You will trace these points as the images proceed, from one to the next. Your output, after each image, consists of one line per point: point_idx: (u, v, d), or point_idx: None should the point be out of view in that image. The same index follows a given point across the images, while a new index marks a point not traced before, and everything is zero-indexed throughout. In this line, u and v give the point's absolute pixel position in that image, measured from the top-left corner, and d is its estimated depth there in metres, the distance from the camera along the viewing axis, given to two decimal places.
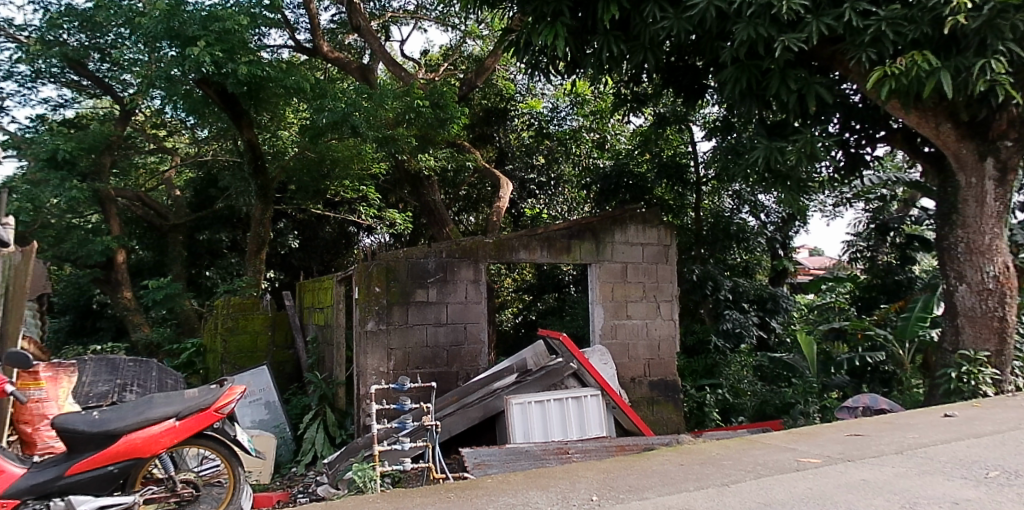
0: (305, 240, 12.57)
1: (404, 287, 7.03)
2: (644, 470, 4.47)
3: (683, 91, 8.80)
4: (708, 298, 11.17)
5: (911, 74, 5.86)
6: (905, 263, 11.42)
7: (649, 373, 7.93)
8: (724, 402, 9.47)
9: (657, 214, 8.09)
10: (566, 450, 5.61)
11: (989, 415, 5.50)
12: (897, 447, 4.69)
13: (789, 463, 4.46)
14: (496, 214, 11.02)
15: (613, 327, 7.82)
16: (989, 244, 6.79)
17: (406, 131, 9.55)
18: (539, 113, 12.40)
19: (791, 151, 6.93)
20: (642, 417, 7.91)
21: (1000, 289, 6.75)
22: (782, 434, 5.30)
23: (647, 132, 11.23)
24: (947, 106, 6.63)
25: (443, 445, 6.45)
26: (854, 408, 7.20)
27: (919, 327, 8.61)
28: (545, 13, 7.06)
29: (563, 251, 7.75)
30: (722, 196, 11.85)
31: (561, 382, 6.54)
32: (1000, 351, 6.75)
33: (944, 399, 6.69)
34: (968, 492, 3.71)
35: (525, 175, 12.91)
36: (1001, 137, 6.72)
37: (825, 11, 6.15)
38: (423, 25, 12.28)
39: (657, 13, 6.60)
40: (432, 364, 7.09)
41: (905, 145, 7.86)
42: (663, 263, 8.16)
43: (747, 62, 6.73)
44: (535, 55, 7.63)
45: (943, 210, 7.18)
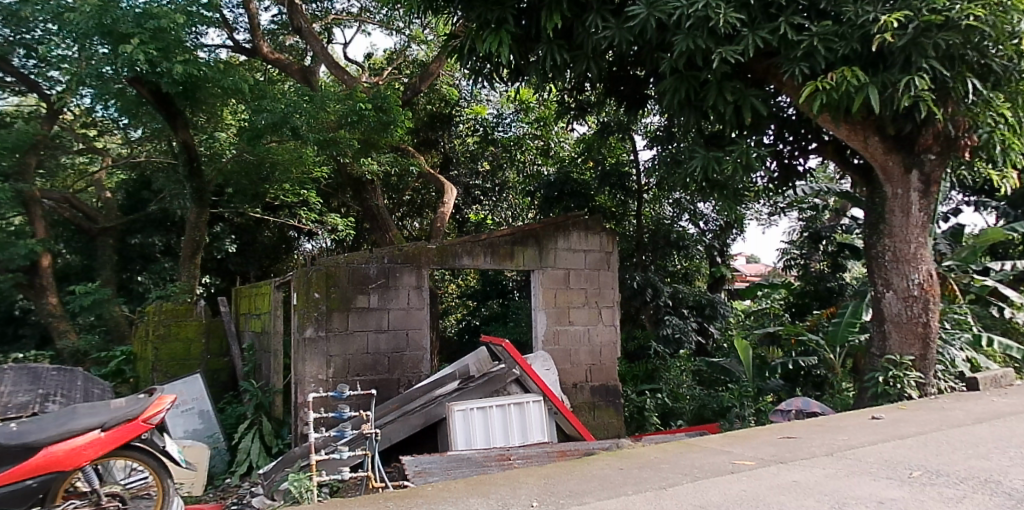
0: (243, 245, 12.14)
1: (344, 293, 6.93)
2: (584, 475, 4.50)
3: (625, 100, 8.92)
4: (648, 304, 11.37)
5: (841, 89, 6.08)
6: (836, 271, 11.82)
7: (590, 378, 8.00)
8: (663, 407, 9.64)
9: (599, 221, 8.21)
10: (509, 457, 5.58)
11: (913, 417, 5.73)
12: (827, 449, 4.84)
13: (724, 466, 4.55)
14: (440, 219, 10.98)
15: (555, 333, 7.86)
16: (915, 252, 7.06)
17: (349, 133, 9.37)
18: (485, 119, 12.39)
19: (728, 161, 7.12)
20: (584, 422, 7.97)
21: (924, 295, 7.03)
22: (719, 437, 5.41)
23: (591, 140, 11.50)
24: (874, 121, 6.94)
25: (383, 453, 6.38)
26: (788, 411, 7.40)
27: (850, 332, 8.83)
28: (489, 20, 7.06)
29: (507, 257, 7.75)
30: (663, 204, 12.09)
31: (504, 388, 6.53)
32: (924, 356, 7.01)
33: (872, 402, 6.94)
34: (893, 492, 3.85)
35: (470, 181, 12.91)
36: (926, 150, 7.00)
37: (761, 25, 6.35)
38: (367, 29, 12.18)
39: (599, 22, 6.70)
40: (373, 371, 7.01)
41: (836, 157, 8.06)
42: (605, 270, 8.25)
43: (686, 72, 6.89)
44: (479, 61, 7.64)
45: (872, 219, 7.45)
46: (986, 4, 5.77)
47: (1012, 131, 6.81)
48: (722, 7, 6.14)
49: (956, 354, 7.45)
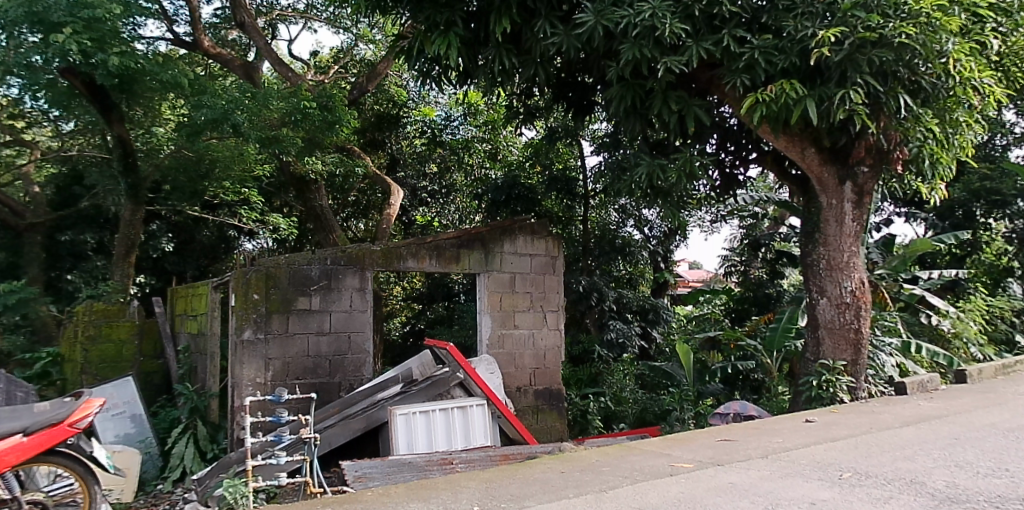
0: (180, 244, 11.72)
1: (285, 295, 6.80)
2: (526, 479, 4.51)
3: (572, 106, 9.00)
4: (593, 308, 11.49)
5: (781, 101, 6.26)
6: (774, 277, 12.18)
7: (534, 382, 8.03)
8: (606, 410, 9.73)
9: (545, 225, 8.23)
10: (451, 461, 5.52)
11: (844, 420, 5.92)
12: (763, 451, 4.95)
13: (663, 468, 4.62)
14: (386, 221, 10.89)
15: (500, 337, 7.86)
16: (848, 261, 7.30)
17: (292, 132, 9.25)
18: (432, 121, 12.35)
19: (672, 169, 7.24)
20: (527, 425, 7.98)
21: (856, 302, 7.26)
22: (659, 440, 5.50)
23: (539, 144, 11.67)
24: (811, 133, 7.17)
25: (323, 458, 6.28)
26: (726, 414, 7.56)
27: (786, 337, 9.06)
28: (438, 22, 7.03)
29: (452, 260, 7.71)
30: (609, 210, 12.28)
31: (447, 392, 6.50)
32: (856, 361, 7.23)
33: (806, 405, 7.13)
34: (824, 493, 3.96)
35: (417, 183, 12.74)
36: (859, 162, 7.26)
37: (705, 36, 6.47)
38: (313, 26, 12.00)
39: (548, 28, 6.75)
40: (314, 375, 6.89)
41: (775, 167, 8.26)
42: (550, 274, 8.29)
43: (632, 81, 7.00)
44: (427, 63, 7.62)
45: (808, 228, 7.68)
46: (917, 23, 5.97)
47: (940, 147, 7.10)
48: (668, 17, 6.24)
49: (885, 360, 7.79)
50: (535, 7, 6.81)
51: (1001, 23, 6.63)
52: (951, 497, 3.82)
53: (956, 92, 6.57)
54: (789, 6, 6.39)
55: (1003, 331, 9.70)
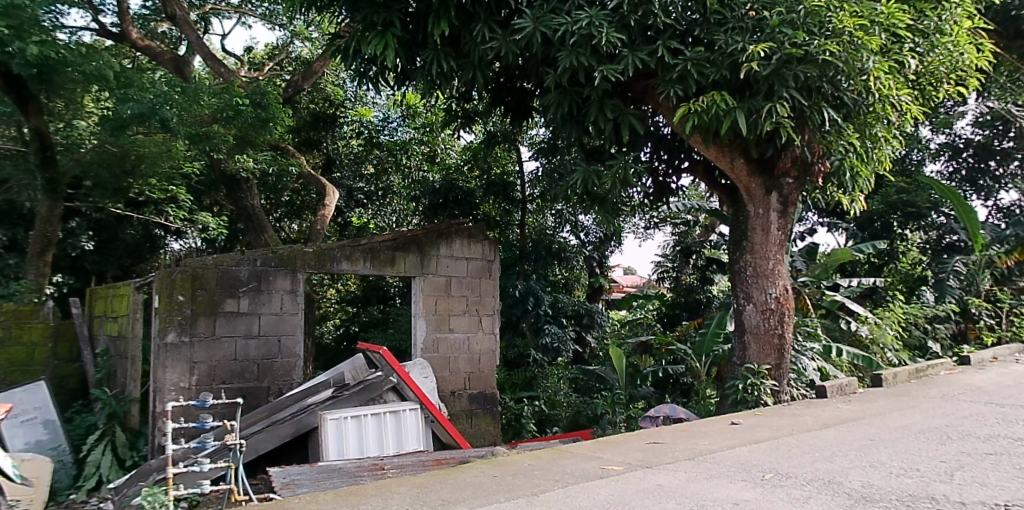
0: (101, 242, 11.19)
1: (212, 297, 6.67)
2: (458, 484, 4.50)
3: (511, 111, 9.03)
4: (529, 312, 11.54)
5: (711, 112, 6.44)
6: (705, 283, 12.50)
7: (468, 386, 8.01)
8: (540, 414, 9.78)
9: (482, 229, 8.22)
10: (382, 466, 5.43)
11: (768, 422, 6.11)
12: (690, 453, 5.07)
13: (594, 471, 4.67)
14: (320, 222, 10.70)
15: (435, 340, 7.83)
16: (773, 268, 7.55)
17: (223, 129, 9.04)
18: (369, 121, 12.18)
19: (607, 176, 7.34)
20: (460, 430, 7.96)
21: (780, 308, 7.51)
22: (590, 443, 5.56)
23: (478, 148, 11.82)
24: (740, 143, 7.39)
25: (249, 465, 6.13)
26: (656, 417, 7.69)
27: (715, 342, 9.30)
28: (375, 22, 6.96)
29: (387, 263, 7.65)
30: (546, 214, 12.43)
31: (380, 397, 6.38)
32: (779, 365, 7.47)
33: (732, 408, 7.30)
34: (747, 494, 4.08)
35: (353, 184, 12.45)
36: (784, 174, 7.52)
37: (640, 47, 6.62)
38: (247, 21, 11.73)
39: (486, 33, 6.78)
40: (241, 379, 6.75)
41: (705, 177, 8.48)
42: (486, 278, 8.27)
43: (569, 88, 7.08)
44: (364, 63, 7.54)
45: (736, 236, 7.90)
46: (840, 41, 6.18)
47: (859, 161, 7.35)
48: (604, 26, 6.35)
49: (806, 364, 8.11)
50: (474, 11, 6.84)
51: (918, 44, 6.91)
52: (866, 496, 3.98)
53: (875, 108, 6.83)
54: (720, 20, 6.60)
55: (918, 338, 10.14)
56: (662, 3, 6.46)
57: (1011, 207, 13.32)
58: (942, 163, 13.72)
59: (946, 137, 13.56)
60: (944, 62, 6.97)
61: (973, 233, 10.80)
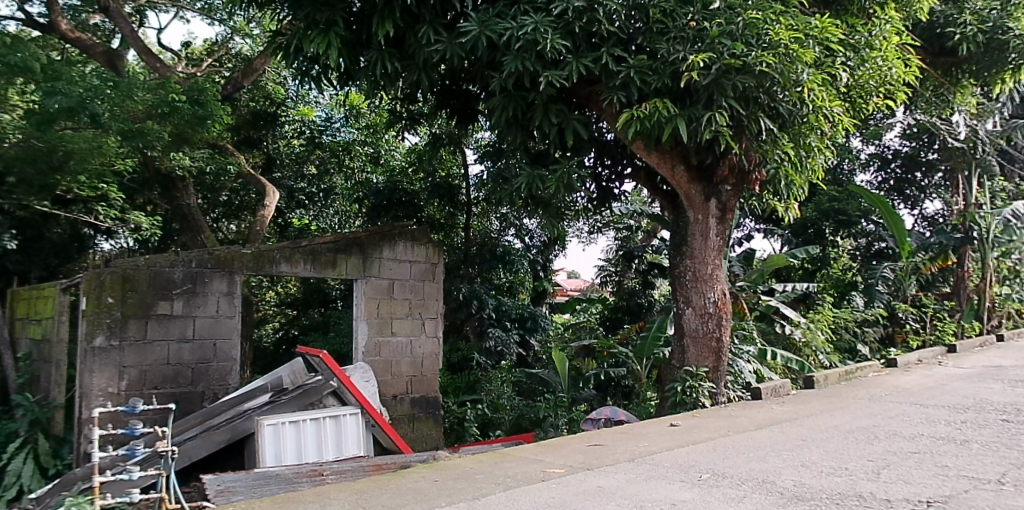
0: (26, 241, 10.44)
1: (144, 299, 6.46)
2: (397, 489, 4.46)
3: (456, 114, 9.00)
4: (473, 316, 11.76)
5: (653, 118, 6.55)
6: (646, 288, 12.71)
7: (410, 390, 7.94)
8: (483, 417, 9.77)
9: (426, 232, 8.18)
10: (321, 473, 5.32)
11: (704, 423, 6.24)
12: (630, 455, 5.13)
13: (535, 474, 4.68)
14: (259, 223, 10.47)
15: (377, 344, 7.74)
16: (711, 273, 7.71)
17: (159, 126, 8.75)
18: (312, 121, 11.97)
19: (551, 180, 7.37)
20: (402, 434, 7.88)
21: (718, 312, 7.67)
22: (532, 446, 5.58)
23: (422, 151, 11.79)
24: (680, 151, 7.56)
25: (182, 472, 5.97)
26: (597, 420, 7.75)
27: (656, 345, 9.43)
28: (318, 21, 6.86)
29: (328, 265, 7.53)
30: (490, 218, 12.56)
31: (320, 401, 6.29)
32: (717, 367, 7.64)
33: (671, 410, 7.42)
34: (685, 494, 4.15)
35: (294, 185, 12.12)
36: (722, 181, 7.71)
37: (584, 53, 6.69)
38: (185, 15, 11.39)
39: (431, 35, 6.75)
40: (174, 384, 6.58)
41: (647, 183, 8.61)
42: (429, 281, 8.22)
43: (514, 92, 7.10)
44: (306, 62, 7.43)
45: (676, 241, 8.06)
46: (776, 53, 6.33)
47: (793, 170, 7.49)
48: (549, 33, 6.38)
49: (743, 366, 8.31)
50: (419, 12, 6.80)
51: (849, 58, 7.16)
52: (798, 495, 4.09)
53: (809, 119, 6.97)
54: (662, 29, 6.70)
55: (848, 341, 10.47)
56: (606, 11, 6.54)
57: (935, 216, 13.94)
58: (872, 173, 14.31)
59: (875, 148, 14.15)
60: (874, 76, 7.22)
61: (900, 241, 11.23)
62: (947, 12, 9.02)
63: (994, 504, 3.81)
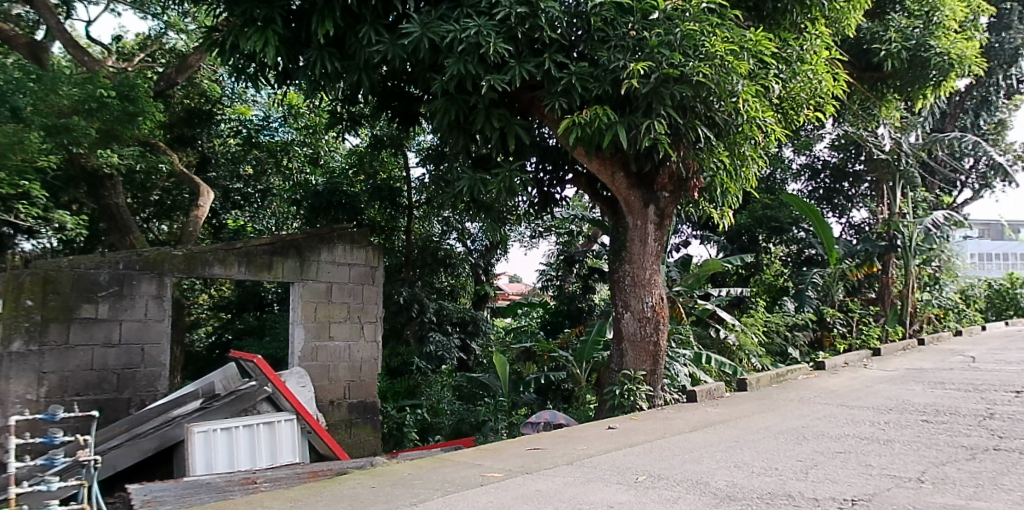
0: None
1: (66, 301, 6.22)
2: (334, 496, 4.38)
3: (398, 116, 8.92)
4: (413, 320, 11.74)
5: (594, 125, 6.63)
6: (587, 292, 12.84)
7: (348, 395, 7.82)
8: (422, 422, 9.71)
9: (366, 235, 8.07)
10: (254, 480, 5.12)
11: (642, 426, 6.32)
12: (568, 458, 5.17)
13: (473, 479, 4.67)
14: (193, 223, 10.18)
15: (313, 348, 7.61)
16: (649, 278, 7.82)
17: (85, 121, 8.39)
18: (249, 120, 11.68)
19: (492, 183, 7.35)
20: (339, 440, 7.76)
21: (655, 317, 7.79)
22: (471, 451, 5.55)
23: (363, 153, 11.66)
24: (621, 157, 7.68)
25: (105, 482, 5.75)
26: (537, 423, 7.77)
27: (595, 349, 9.48)
28: (256, 17, 6.71)
29: (264, 268, 7.35)
30: (432, 221, 12.50)
31: (253, 407, 6.14)
32: (654, 371, 7.75)
33: (609, 413, 7.50)
34: (621, 496, 4.20)
35: (230, 184, 11.73)
36: (661, 188, 7.86)
37: (526, 59, 6.73)
38: (116, 8, 10.99)
39: (372, 36, 6.68)
40: (98, 390, 6.33)
41: (588, 188, 8.71)
42: (369, 284, 8.11)
43: (456, 95, 7.08)
44: (242, 59, 7.25)
45: (616, 246, 8.16)
46: (712, 64, 6.45)
47: (728, 178, 7.70)
48: (492, 37, 6.39)
49: (679, 369, 8.46)
50: (360, 12, 6.72)
51: (782, 70, 7.43)
52: (730, 495, 4.18)
53: (744, 129, 7.14)
54: (603, 37, 6.80)
55: (779, 344, 10.73)
56: (548, 18, 6.59)
57: (861, 225, 14.50)
58: (803, 182, 14.82)
59: (806, 158, 14.65)
60: (805, 89, 7.44)
61: (829, 248, 11.62)
62: (874, 29, 9.42)
63: (914, 502, 3.97)
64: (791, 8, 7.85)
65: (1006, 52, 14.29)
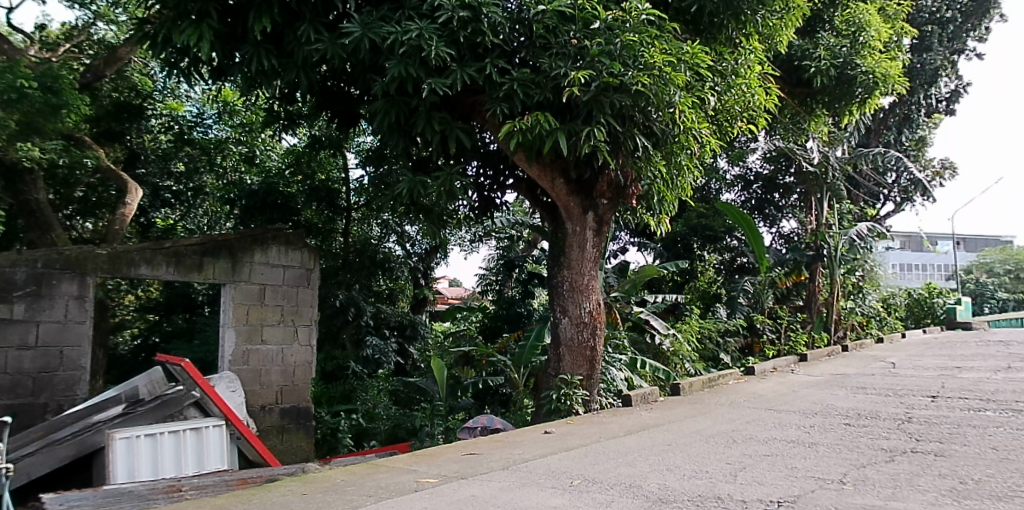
0: None
1: None
2: (263, 504, 4.26)
3: (338, 116, 8.78)
4: (350, 323, 11.58)
5: (534, 131, 6.66)
6: (526, 297, 12.91)
7: (280, 400, 7.65)
8: (358, 427, 9.58)
9: (301, 236, 7.92)
10: (179, 488, 4.93)
11: (577, 430, 6.37)
12: (504, 463, 5.17)
13: (407, 484, 4.62)
14: (118, 221, 9.77)
15: (245, 352, 7.41)
16: (587, 284, 7.91)
17: (4, 112, 7.99)
18: (181, 116, 11.32)
19: (432, 187, 7.29)
20: (270, 446, 7.58)
21: (592, 322, 7.87)
22: (406, 456, 5.49)
23: (300, 153, 11.45)
24: (561, 164, 7.75)
25: (17, 492, 5.47)
26: (473, 428, 7.74)
27: (534, 353, 9.57)
28: (190, 11, 6.53)
29: (194, 268, 7.13)
30: (371, 224, 12.37)
31: (180, 413, 5.93)
32: (590, 375, 7.83)
33: (546, 418, 7.54)
34: (556, 501, 4.21)
35: (159, 182, 11.25)
36: (600, 195, 7.97)
37: (468, 63, 6.73)
38: None
39: (312, 34, 6.57)
40: (11, 395, 6.07)
41: (528, 194, 8.74)
42: (304, 287, 7.95)
43: (397, 97, 7.01)
44: (175, 53, 7.03)
45: (554, 252, 8.23)
46: (651, 74, 6.56)
47: (665, 187, 7.85)
48: (433, 40, 6.34)
49: (615, 374, 8.56)
50: (299, 9, 6.61)
51: (717, 83, 7.64)
52: (662, 498, 4.25)
53: (680, 139, 7.27)
54: (545, 45, 6.85)
55: (711, 350, 10.97)
56: (491, 23, 6.60)
57: (790, 235, 14.99)
58: (736, 192, 15.25)
59: (739, 170, 15.06)
60: (738, 101, 7.70)
61: (760, 256, 11.94)
62: (804, 46, 9.77)
63: (836, 503, 4.11)
64: (726, 23, 8.05)
65: (927, 72, 14.98)
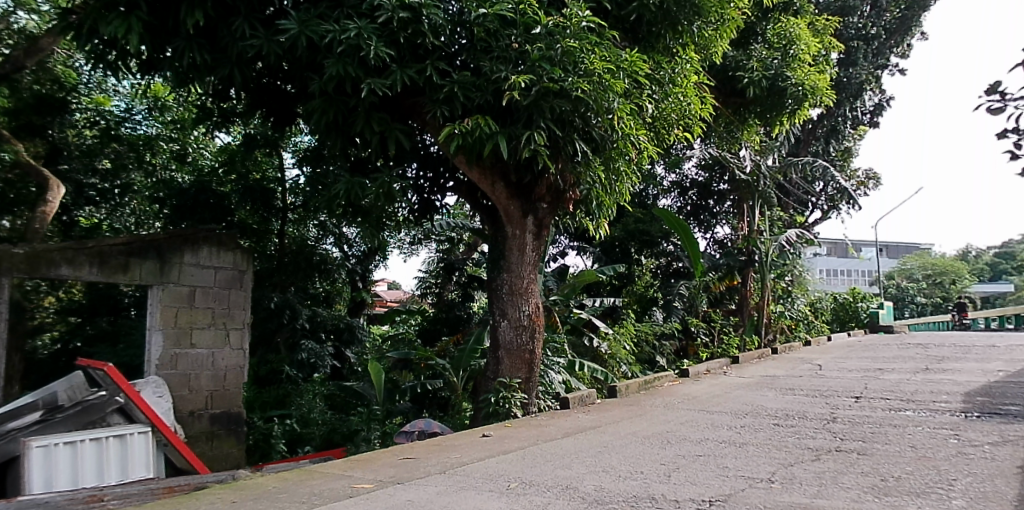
0: None
1: None
2: None
3: (273, 114, 8.59)
4: (285, 326, 11.39)
5: (475, 134, 6.64)
6: (466, 300, 13.09)
7: (210, 405, 7.42)
8: (292, 433, 9.36)
9: (233, 237, 7.71)
10: (101, 497, 4.72)
11: (515, 433, 6.39)
12: (441, 467, 5.13)
13: (342, 490, 4.54)
14: (40, 219, 8.91)
15: (173, 356, 7.18)
16: (527, 287, 7.94)
17: None
18: (108, 112, 10.92)
19: (371, 188, 7.20)
20: (199, 453, 7.35)
21: (531, 325, 7.90)
22: (341, 462, 5.39)
23: (233, 151, 11.19)
24: (501, 167, 7.76)
25: None
26: (411, 432, 7.66)
27: (472, 357, 9.56)
28: (117, 2, 6.30)
29: (119, 269, 6.86)
30: (308, 225, 12.27)
31: (102, 420, 5.69)
32: (528, 378, 7.85)
33: (484, 421, 7.52)
34: (493, 504, 4.20)
35: (84, 178, 10.48)
36: (539, 199, 8.02)
37: (408, 64, 6.67)
38: None
39: (246, 30, 6.45)
40: None
41: (468, 196, 8.68)
42: (236, 289, 7.75)
43: (335, 96, 6.88)
44: (102, 44, 6.75)
45: (494, 255, 8.24)
46: (590, 81, 6.62)
47: (603, 191, 7.94)
48: (373, 40, 6.27)
49: (553, 377, 8.60)
50: (233, 4, 6.47)
51: (655, 91, 7.74)
52: (597, 500, 4.29)
53: (619, 145, 7.40)
54: (486, 48, 6.85)
55: (648, 352, 11.17)
56: (431, 25, 6.57)
57: (724, 240, 15.37)
58: (672, 199, 15.56)
59: (676, 176, 15.39)
60: (675, 109, 7.86)
61: (696, 262, 12.15)
62: (738, 57, 10.06)
63: (765, 501, 4.22)
64: (663, 33, 8.22)
65: (852, 86, 15.65)
